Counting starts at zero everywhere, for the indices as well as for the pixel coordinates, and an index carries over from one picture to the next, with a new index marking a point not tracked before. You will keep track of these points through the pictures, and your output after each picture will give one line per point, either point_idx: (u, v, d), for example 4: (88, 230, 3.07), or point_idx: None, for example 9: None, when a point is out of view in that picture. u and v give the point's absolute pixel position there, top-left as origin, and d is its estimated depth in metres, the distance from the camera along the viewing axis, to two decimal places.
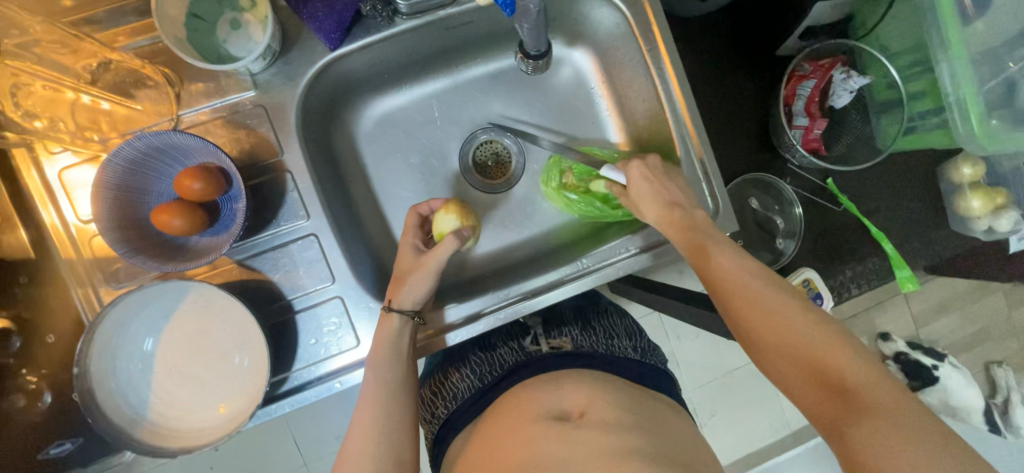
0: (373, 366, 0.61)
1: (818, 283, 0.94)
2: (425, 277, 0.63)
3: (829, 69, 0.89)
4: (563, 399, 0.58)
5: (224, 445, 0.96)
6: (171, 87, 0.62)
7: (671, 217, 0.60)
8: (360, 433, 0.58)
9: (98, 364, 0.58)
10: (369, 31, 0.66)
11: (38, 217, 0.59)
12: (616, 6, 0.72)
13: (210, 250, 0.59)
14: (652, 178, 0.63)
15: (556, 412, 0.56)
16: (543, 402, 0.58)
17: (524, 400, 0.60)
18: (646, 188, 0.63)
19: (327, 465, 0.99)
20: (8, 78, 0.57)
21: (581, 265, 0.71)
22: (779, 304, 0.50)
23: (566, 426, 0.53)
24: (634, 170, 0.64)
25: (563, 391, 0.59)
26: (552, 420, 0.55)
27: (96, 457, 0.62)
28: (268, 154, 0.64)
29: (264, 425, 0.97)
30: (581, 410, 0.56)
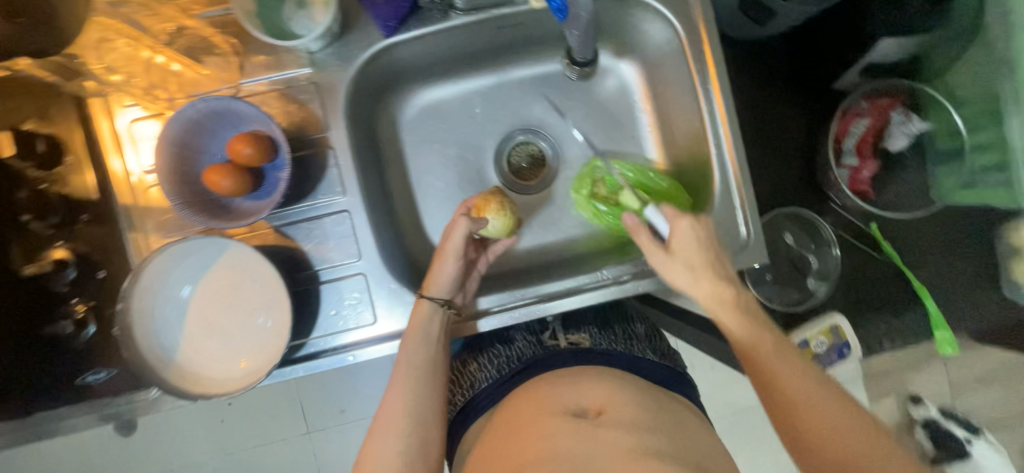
0: (406, 348, 0.64)
1: (847, 331, 0.94)
2: (447, 262, 0.66)
3: (886, 109, 0.87)
4: (581, 397, 0.59)
5: (236, 401, 1.01)
6: (235, 58, 0.66)
7: (704, 271, 0.59)
8: (392, 404, 0.62)
9: (139, 303, 0.63)
10: (424, 23, 0.68)
11: (105, 164, 0.64)
12: (669, 22, 0.72)
13: (251, 214, 0.62)
14: (697, 235, 0.60)
15: (574, 410, 0.57)
16: (561, 399, 0.58)
17: (544, 393, 0.61)
18: (689, 244, 0.60)
19: (328, 436, 1.03)
20: (96, 34, 0.63)
21: (601, 276, 0.72)
22: (834, 416, 0.52)
23: (586, 424, 0.54)
24: (683, 224, 0.61)
25: (581, 388, 0.60)
26: (570, 416, 0.55)
27: (123, 391, 0.64)
28: (315, 129, 0.68)
29: (274, 388, 1.01)
30: (598, 409, 0.56)
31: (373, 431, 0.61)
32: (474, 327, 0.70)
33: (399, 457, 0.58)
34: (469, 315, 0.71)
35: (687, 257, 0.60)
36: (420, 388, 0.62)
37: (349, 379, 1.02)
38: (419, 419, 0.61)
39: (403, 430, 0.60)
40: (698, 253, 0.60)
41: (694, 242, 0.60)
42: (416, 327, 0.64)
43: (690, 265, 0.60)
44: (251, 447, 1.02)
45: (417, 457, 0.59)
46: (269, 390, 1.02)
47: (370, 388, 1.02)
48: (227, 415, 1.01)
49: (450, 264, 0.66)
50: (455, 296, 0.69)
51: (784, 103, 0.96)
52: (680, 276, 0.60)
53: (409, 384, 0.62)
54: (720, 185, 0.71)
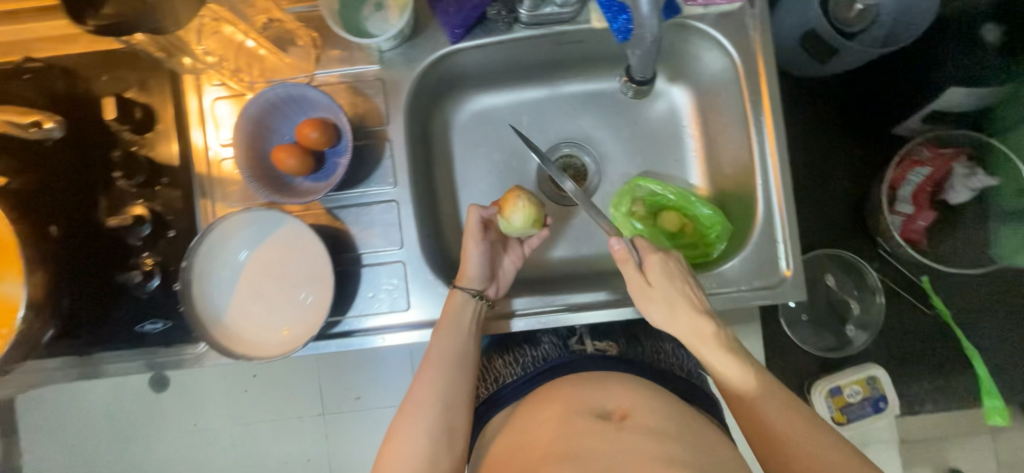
0: (439, 335, 0.67)
1: (885, 384, 0.88)
2: (470, 248, 0.69)
3: (949, 161, 0.83)
4: (607, 399, 0.60)
5: (262, 374, 1.04)
6: (314, 50, 0.72)
7: (677, 297, 0.61)
8: (425, 387, 0.65)
9: (201, 263, 0.68)
10: (488, 33, 0.72)
11: (189, 135, 0.71)
12: (728, 52, 0.73)
13: (311, 193, 0.68)
14: (662, 267, 0.63)
15: (599, 411, 0.58)
16: (587, 399, 0.60)
17: (569, 391, 0.63)
18: (663, 278, 0.62)
19: (342, 421, 1.04)
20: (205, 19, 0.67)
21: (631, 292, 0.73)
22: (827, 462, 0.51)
23: (611, 425, 0.55)
24: (655, 258, 0.63)
25: (608, 390, 0.62)
26: (596, 417, 0.57)
27: (176, 341, 0.69)
28: (376, 122, 0.72)
29: (297, 366, 1.04)
30: (623, 412, 0.57)
31: (402, 411, 0.64)
32: (509, 326, 0.72)
33: (428, 436, 0.61)
34: (503, 313, 0.73)
35: (664, 294, 0.62)
36: (449, 373, 0.66)
37: (371, 366, 1.05)
38: (448, 403, 0.64)
39: (432, 411, 0.63)
40: (672, 287, 0.62)
41: (668, 275, 0.62)
42: (450, 317, 0.67)
43: (668, 299, 0.61)
44: (268, 421, 1.03)
45: (441, 431, 0.62)
46: (294, 368, 1.04)
47: (389, 379, 1.05)
48: (252, 385, 1.03)
49: (473, 247, 0.69)
50: (486, 288, 0.71)
51: (840, 144, 0.94)
52: (656, 309, 0.62)
53: (442, 367, 0.66)
54: (763, 217, 0.71)
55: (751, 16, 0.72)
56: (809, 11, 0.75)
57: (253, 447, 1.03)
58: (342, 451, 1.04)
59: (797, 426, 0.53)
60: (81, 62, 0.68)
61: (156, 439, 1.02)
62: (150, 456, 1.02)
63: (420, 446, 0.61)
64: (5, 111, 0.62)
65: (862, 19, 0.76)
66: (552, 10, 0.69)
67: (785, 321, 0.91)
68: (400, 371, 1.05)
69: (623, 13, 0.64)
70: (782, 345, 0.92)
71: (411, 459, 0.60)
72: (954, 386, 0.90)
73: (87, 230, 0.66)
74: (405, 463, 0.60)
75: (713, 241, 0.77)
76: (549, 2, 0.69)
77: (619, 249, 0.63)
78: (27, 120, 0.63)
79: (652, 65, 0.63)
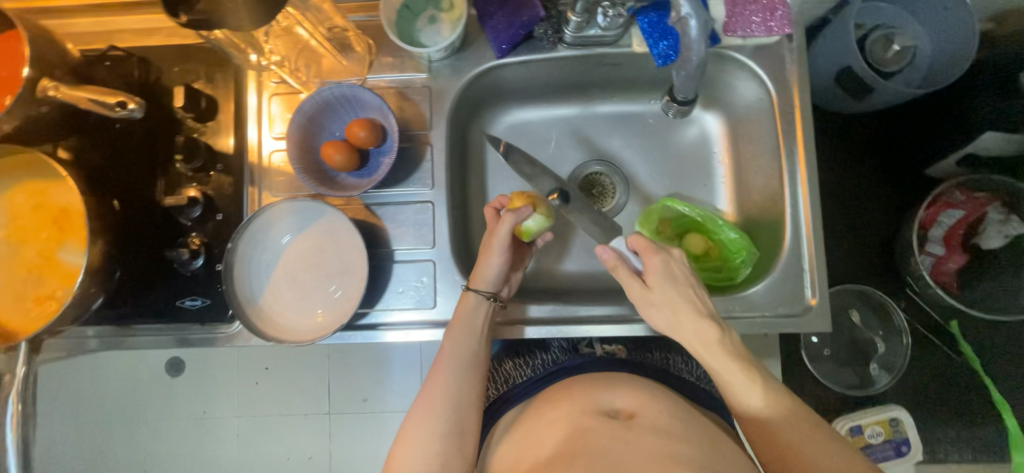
0: (449, 335, 0.68)
1: (909, 427, 0.86)
2: (490, 258, 0.70)
3: (983, 205, 0.84)
4: (616, 397, 0.64)
5: (273, 367, 1.06)
6: (368, 56, 0.76)
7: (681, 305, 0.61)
8: (436, 386, 0.66)
9: (243, 247, 0.71)
10: (533, 50, 0.76)
11: (245, 126, 0.76)
12: (763, 83, 0.75)
13: (354, 188, 0.72)
14: (667, 271, 0.63)
15: (608, 410, 0.62)
16: (596, 398, 0.64)
17: (578, 391, 0.66)
18: (666, 282, 0.62)
19: (346, 421, 1.05)
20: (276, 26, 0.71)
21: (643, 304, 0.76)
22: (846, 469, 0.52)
23: (618, 424, 0.59)
24: (656, 260, 0.63)
25: (616, 389, 0.65)
26: (605, 416, 0.61)
27: (210, 319, 0.73)
28: (419, 126, 0.76)
29: (310, 357, 1.07)
30: (630, 412, 0.61)
31: (414, 408, 0.65)
32: (520, 331, 0.74)
33: (437, 436, 0.62)
34: (509, 320, 0.75)
35: (665, 297, 0.62)
36: (463, 373, 0.67)
37: (382, 366, 1.07)
38: (458, 404, 0.65)
39: (444, 413, 0.64)
40: (675, 290, 0.62)
41: (672, 281, 0.62)
42: (460, 317, 0.69)
43: (670, 305, 0.61)
44: (280, 411, 1.05)
45: (453, 433, 0.63)
46: (306, 360, 1.07)
47: (398, 380, 1.06)
48: (262, 378, 1.06)
49: (495, 256, 0.70)
50: (500, 291, 0.73)
51: (869, 181, 0.94)
52: (659, 316, 0.63)
53: (457, 365, 0.67)
54: (791, 246, 0.72)
55: (789, 50, 0.74)
56: (847, 49, 0.77)
57: (260, 437, 1.05)
58: (346, 449, 1.05)
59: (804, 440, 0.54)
60: (157, 55, 0.74)
61: (170, 420, 1.05)
62: (164, 434, 1.05)
63: (432, 440, 0.62)
64: (94, 89, 0.58)
65: (899, 60, 0.79)
66: (595, 33, 0.72)
67: (806, 356, 0.90)
68: (408, 372, 1.06)
69: (663, 41, 0.69)
70: (798, 378, 0.91)
71: (423, 456, 0.61)
72: (980, 436, 0.88)
73: (143, 208, 0.71)
74: (415, 459, 0.61)
75: (736, 267, 0.77)
76: (593, 25, 0.72)
77: (609, 256, 0.65)
78: (114, 100, 0.58)
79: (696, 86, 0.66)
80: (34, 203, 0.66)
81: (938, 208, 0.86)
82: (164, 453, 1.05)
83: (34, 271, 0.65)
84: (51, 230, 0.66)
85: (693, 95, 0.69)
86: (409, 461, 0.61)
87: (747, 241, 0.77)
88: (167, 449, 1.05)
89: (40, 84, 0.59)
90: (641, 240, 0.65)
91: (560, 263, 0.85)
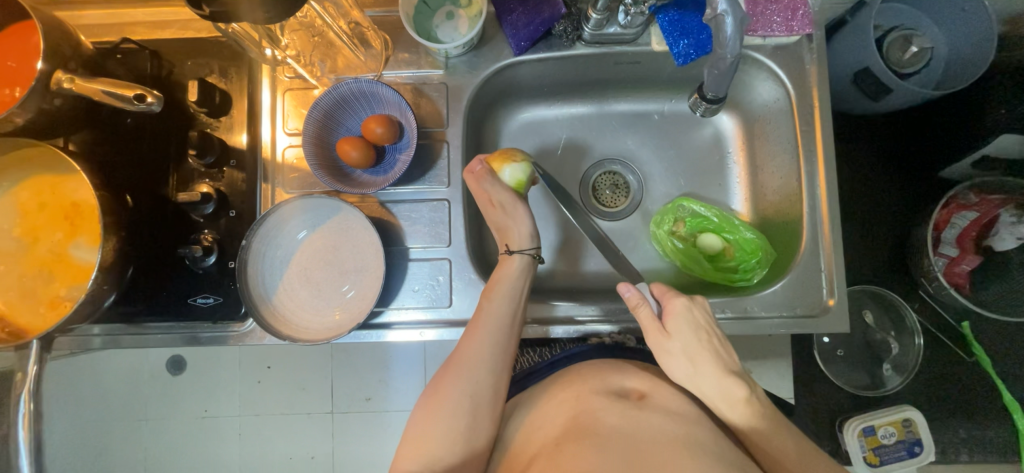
0: (489, 297, 0.66)
1: (921, 428, 0.86)
2: (513, 213, 0.73)
3: (998, 207, 0.84)
4: (625, 379, 0.62)
5: (276, 366, 1.05)
6: (384, 52, 0.76)
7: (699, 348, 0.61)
8: (473, 343, 0.63)
9: (257, 244, 0.70)
10: (551, 48, 0.75)
11: (258, 122, 0.75)
12: (781, 82, 0.75)
13: (369, 185, 0.71)
14: (698, 326, 0.62)
15: (617, 390, 0.60)
16: (606, 379, 0.62)
17: (589, 373, 0.63)
18: (686, 327, 0.62)
19: (353, 421, 1.04)
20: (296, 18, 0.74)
21: None
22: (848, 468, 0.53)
23: (628, 405, 0.57)
24: (678, 303, 0.64)
25: (625, 371, 0.63)
26: (613, 396, 0.59)
27: (224, 317, 0.71)
28: (434, 124, 0.75)
29: (317, 357, 1.06)
30: (641, 393, 0.60)
31: (444, 369, 0.64)
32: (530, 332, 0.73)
33: (466, 396, 0.60)
34: None
35: (683, 345, 0.61)
36: (499, 338, 0.64)
37: (387, 366, 1.06)
38: (493, 370, 0.63)
39: (478, 374, 0.62)
40: (693, 339, 0.61)
41: (691, 324, 0.62)
42: (502, 279, 0.68)
43: (693, 358, 0.60)
44: (284, 410, 1.04)
45: (467, 408, 0.60)
46: (309, 358, 1.06)
47: (403, 381, 1.05)
48: (264, 377, 1.05)
49: (521, 207, 0.73)
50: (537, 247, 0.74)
51: (880, 184, 0.96)
52: (678, 365, 0.61)
53: (493, 327, 0.64)
54: (809, 248, 0.72)
55: (808, 50, 0.74)
56: (863, 49, 0.78)
57: (263, 436, 1.04)
58: (348, 449, 1.04)
59: (799, 447, 0.55)
60: (170, 48, 0.73)
61: (173, 418, 1.03)
62: (166, 430, 1.03)
63: (456, 408, 0.60)
64: (110, 82, 0.57)
65: (917, 61, 0.81)
66: (615, 31, 0.72)
67: (820, 357, 0.91)
68: (414, 372, 1.05)
69: (683, 39, 0.71)
70: (810, 380, 0.92)
71: (456, 415, 0.59)
72: (990, 436, 0.89)
73: (156, 206, 0.70)
74: (442, 417, 0.59)
75: (751, 268, 0.77)
76: (613, 22, 0.72)
77: (631, 293, 0.64)
78: (130, 93, 0.57)
79: (726, 85, 0.69)
80: (43, 198, 0.65)
81: (952, 209, 0.87)
82: (167, 449, 1.03)
83: (45, 267, 0.64)
84: (63, 226, 0.65)
85: (723, 95, 0.72)
86: (437, 418, 0.59)
87: (763, 242, 0.77)
88: (170, 446, 1.03)
89: (56, 76, 0.58)
90: (660, 286, 0.67)
91: (571, 262, 0.85)
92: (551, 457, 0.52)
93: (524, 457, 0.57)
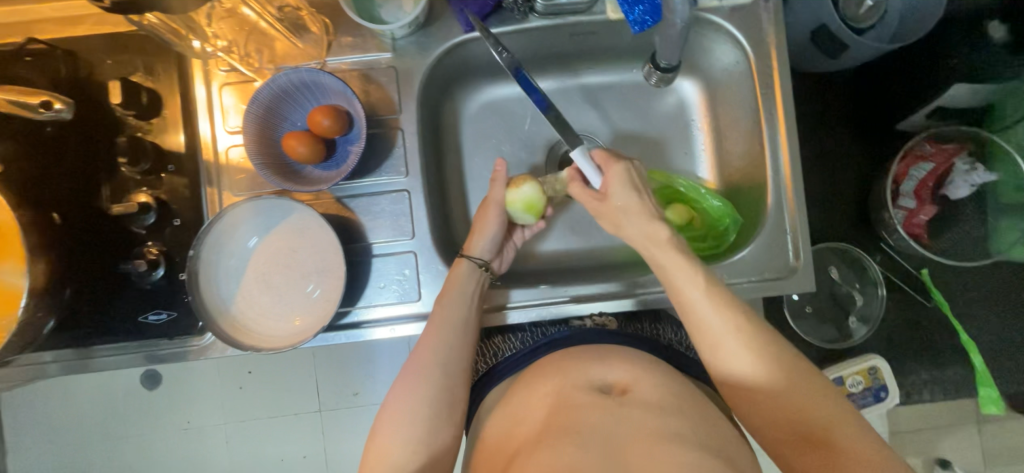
0: (441, 303, 0.65)
1: (886, 374, 0.90)
2: (490, 225, 0.70)
3: (951, 156, 0.87)
4: (607, 372, 0.59)
5: (256, 372, 1.01)
6: (326, 37, 0.71)
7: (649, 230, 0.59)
8: (425, 350, 0.62)
9: (207, 252, 0.66)
10: (503, 22, 0.72)
11: (196, 124, 0.69)
12: (740, 45, 0.74)
13: (323, 181, 0.67)
14: (637, 187, 0.61)
15: (599, 385, 0.58)
16: (587, 372, 0.59)
17: (569, 364, 0.61)
18: (626, 189, 0.61)
19: (341, 418, 1.02)
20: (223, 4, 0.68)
21: (635, 285, 0.74)
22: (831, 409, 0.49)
23: (609, 401, 0.55)
24: (617, 169, 0.62)
25: (608, 362, 0.61)
26: (595, 391, 0.56)
27: (180, 332, 0.67)
28: (386, 110, 0.71)
29: (294, 358, 1.02)
30: (623, 388, 0.57)
31: (402, 373, 0.61)
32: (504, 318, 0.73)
33: (426, 401, 0.58)
34: (494, 307, 0.73)
35: (620, 202, 0.60)
36: (452, 342, 0.63)
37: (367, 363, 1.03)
38: (448, 367, 0.61)
39: (435, 376, 0.60)
40: (636, 197, 0.61)
41: (630, 185, 0.61)
42: (456, 280, 0.66)
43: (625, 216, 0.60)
44: (265, 418, 1.01)
45: (441, 418, 0.58)
46: (288, 360, 1.02)
47: (387, 375, 1.02)
48: (246, 382, 1.01)
49: (494, 222, 0.70)
50: (492, 261, 0.71)
51: (846, 141, 0.97)
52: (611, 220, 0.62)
53: (440, 334, 0.63)
54: (774, 209, 0.72)
55: (765, 10, 0.73)
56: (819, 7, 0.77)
57: (247, 447, 1.01)
58: (341, 445, 1.02)
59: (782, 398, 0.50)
60: (86, 47, 0.67)
61: (152, 435, 0.99)
62: (144, 449, 0.99)
63: (415, 424, 0.57)
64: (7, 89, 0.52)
65: (872, 15, 0.80)
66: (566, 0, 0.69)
67: (790, 313, 0.94)
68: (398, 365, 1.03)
69: (638, 6, 0.68)
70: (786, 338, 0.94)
71: (408, 422, 0.57)
72: (949, 376, 0.94)
73: (93, 221, 0.65)
74: (398, 428, 0.57)
75: (723, 235, 0.77)
76: None
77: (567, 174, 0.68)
78: (36, 101, 0.52)
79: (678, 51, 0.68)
80: None
81: (910, 162, 0.88)
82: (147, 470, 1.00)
83: None
84: None
85: (676, 61, 0.70)
86: (393, 429, 0.57)
87: (729, 208, 0.76)
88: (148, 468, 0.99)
89: None
90: (602, 153, 0.64)
91: (543, 244, 0.83)
92: (529, 457, 0.51)
93: (504, 455, 0.56)
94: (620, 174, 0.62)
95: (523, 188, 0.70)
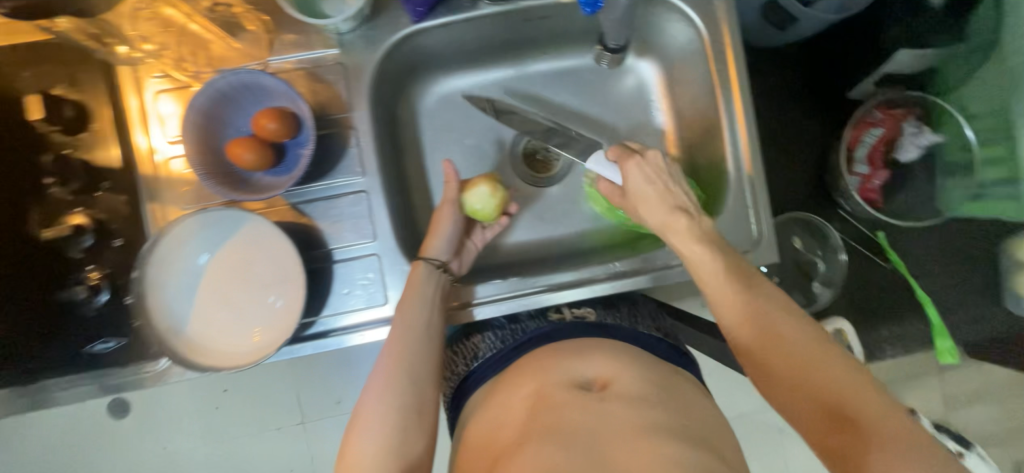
0: (401, 307, 0.63)
1: (851, 335, 0.92)
2: (444, 223, 0.69)
3: (900, 120, 0.90)
4: (587, 368, 0.59)
5: (233, 388, 0.97)
6: (266, 35, 0.67)
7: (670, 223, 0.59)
8: (394, 358, 0.60)
9: (155, 272, 0.63)
10: (452, 10, 0.69)
11: (133, 137, 0.65)
12: (692, 22, 0.73)
13: (273, 188, 0.64)
14: (655, 179, 0.61)
15: (580, 382, 0.57)
16: (569, 369, 0.59)
17: (548, 362, 0.61)
18: (643, 186, 0.61)
19: (325, 426, 0.99)
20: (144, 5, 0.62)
21: (615, 267, 0.73)
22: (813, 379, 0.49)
23: (589, 397, 0.55)
24: (631, 166, 0.62)
25: (588, 358, 0.60)
26: (575, 388, 0.56)
27: (134, 360, 0.63)
28: (337, 110, 0.68)
29: (273, 368, 0.97)
30: (604, 382, 0.57)
31: (369, 383, 0.59)
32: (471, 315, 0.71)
33: (395, 409, 0.57)
34: (462, 303, 0.72)
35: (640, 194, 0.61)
36: (420, 348, 0.61)
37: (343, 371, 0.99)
38: (415, 374, 0.59)
39: (401, 385, 0.58)
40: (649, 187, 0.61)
41: (647, 179, 0.61)
42: (413, 285, 0.64)
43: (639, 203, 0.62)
44: (242, 436, 0.97)
45: (420, 425, 0.57)
46: (264, 375, 0.97)
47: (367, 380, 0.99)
48: (223, 401, 0.96)
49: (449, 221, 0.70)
50: (449, 262, 0.70)
51: (801, 113, 1.00)
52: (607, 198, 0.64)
53: (410, 338, 0.61)
54: (735, 184, 0.73)
55: None
56: None
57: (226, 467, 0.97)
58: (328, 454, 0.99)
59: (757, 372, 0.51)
60: None
61: (123, 465, 0.95)
62: None
63: (390, 434, 0.55)
64: None
65: None
66: None
67: None
68: None
69: None
70: None
71: (381, 433, 0.55)
72: (912, 333, 0.95)
73: (26, 248, 0.60)
74: (373, 439, 0.55)
75: None
76: None
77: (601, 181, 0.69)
78: None
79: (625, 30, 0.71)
80: None
81: (862, 128, 0.93)
82: None
83: None
84: None
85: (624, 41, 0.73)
86: (367, 441, 0.55)
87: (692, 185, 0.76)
88: None
89: None
90: (617, 149, 0.64)
91: (512, 235, 0.81)
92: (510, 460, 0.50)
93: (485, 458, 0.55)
94: (635, 169, 0.62)
95: (478, 190, 0.71)
